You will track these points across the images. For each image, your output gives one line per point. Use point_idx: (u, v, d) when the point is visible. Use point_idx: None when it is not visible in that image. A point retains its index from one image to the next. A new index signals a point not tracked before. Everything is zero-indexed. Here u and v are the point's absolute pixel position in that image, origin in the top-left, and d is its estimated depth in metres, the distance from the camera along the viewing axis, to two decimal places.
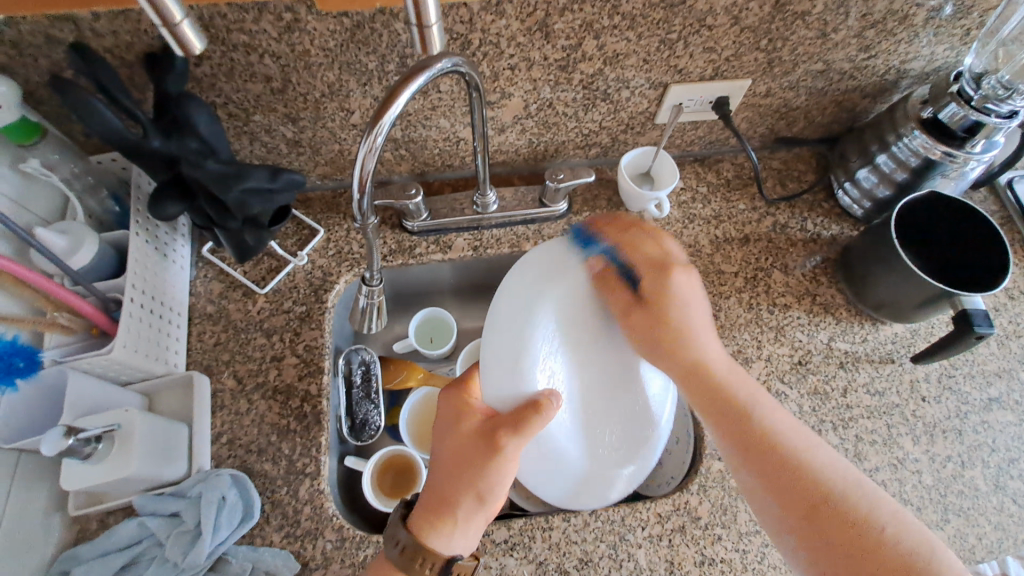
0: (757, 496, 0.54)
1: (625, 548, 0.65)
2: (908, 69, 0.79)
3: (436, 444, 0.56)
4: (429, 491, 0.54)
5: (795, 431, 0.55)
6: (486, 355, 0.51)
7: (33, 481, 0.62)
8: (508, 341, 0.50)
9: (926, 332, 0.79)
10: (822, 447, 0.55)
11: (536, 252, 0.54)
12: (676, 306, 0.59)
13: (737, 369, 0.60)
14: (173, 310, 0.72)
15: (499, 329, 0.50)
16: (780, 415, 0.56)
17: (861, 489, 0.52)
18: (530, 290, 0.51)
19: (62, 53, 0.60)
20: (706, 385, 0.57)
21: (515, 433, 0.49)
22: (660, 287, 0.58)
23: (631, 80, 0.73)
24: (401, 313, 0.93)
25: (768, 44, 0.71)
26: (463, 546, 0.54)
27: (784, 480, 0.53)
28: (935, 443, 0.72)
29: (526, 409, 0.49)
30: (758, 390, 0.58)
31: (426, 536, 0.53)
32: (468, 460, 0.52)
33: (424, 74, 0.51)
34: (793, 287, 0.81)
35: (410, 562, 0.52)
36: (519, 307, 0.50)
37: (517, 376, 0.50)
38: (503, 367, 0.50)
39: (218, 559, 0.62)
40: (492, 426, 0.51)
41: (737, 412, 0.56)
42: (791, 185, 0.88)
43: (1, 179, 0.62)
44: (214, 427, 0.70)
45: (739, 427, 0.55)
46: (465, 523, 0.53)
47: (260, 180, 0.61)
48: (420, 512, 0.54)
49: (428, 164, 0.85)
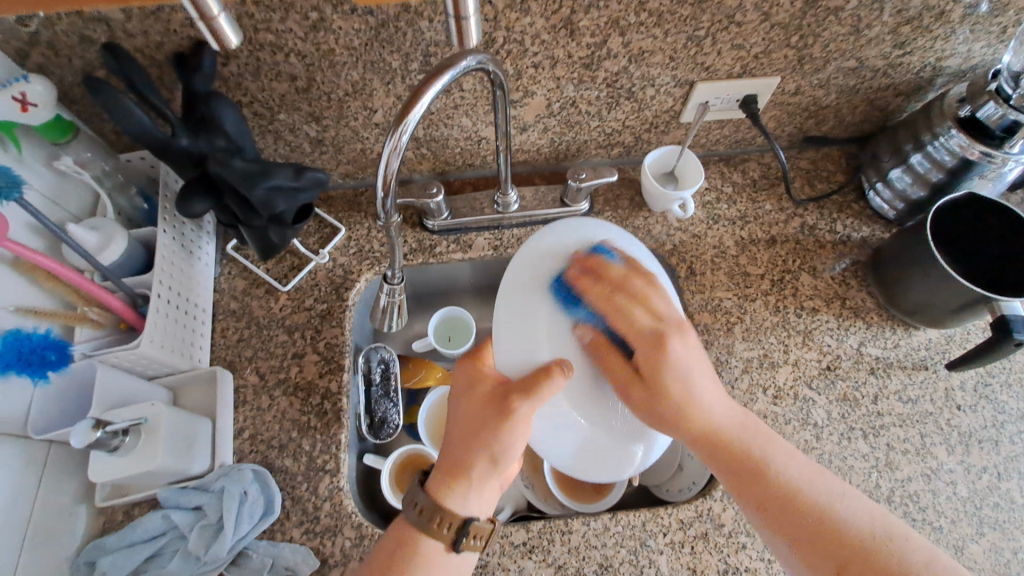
0: (785, 555, 0.51)
1: (646, 554, 0.64)
2: (944, 66, 0.76)
3: (450, 410, 0.57)
4: (445, 454, 0.55)
5: (814, 483, 0.53)
6: (498, 327, 0.55)
7: (62, 471, 0.64)
8: (516, 310, 0.54)
9: (961, 338, 0.76)
10: (847, 494, 0.52)
11: (527, 254, 0.57)
12: (677, 378, 0.55)
13: (748, 421, 0.57)
14: (198, 306, 0.73)
15: (507, 304, 0.55)
16: (798, 463, 0.54)
17: (891, 534, 0.50)
18: (531, 276, 0.55)
19: (95, 53, 0.62)
20: (717, 448, 0.55)
21: (528, 396, 0.50)
22: (657, 361, 0.54)
23: (657, 79, 0.72)
24: (421, 312, 0.93)
25: (799, 40, 0.70)
26: (478, 509, 0.54)
27: (810, 541, 0.50)
28: (971, 453, 0.70)
29: (537, 373, 0.51)
30: (772, 440, 0.56)
31: (442, 498, 0.52)
32: (482, 422, 0.53)
33: (450, 71, 0.51)
34: (821, 290, 0.78)
35: (428, 522, 0.51)
36: (525, 283, 0.55)
37: (526, 344, 0.53)
38: (513, 329, 0.54)
39: (239, 553, 0.63)
40: (506, 389, 0.53)
41: (749, 465, 0.54)
42: (820, 185, 0.86)
43: (35, 176, 0.63)
44: (236, 423, 0.71)
45: (752, 483, 0.53)
46: (481, 485, 0.53)
47: (284, 179, 0.61)
48: (436, 474, 0.54)
49: (449, 163, 0.85)
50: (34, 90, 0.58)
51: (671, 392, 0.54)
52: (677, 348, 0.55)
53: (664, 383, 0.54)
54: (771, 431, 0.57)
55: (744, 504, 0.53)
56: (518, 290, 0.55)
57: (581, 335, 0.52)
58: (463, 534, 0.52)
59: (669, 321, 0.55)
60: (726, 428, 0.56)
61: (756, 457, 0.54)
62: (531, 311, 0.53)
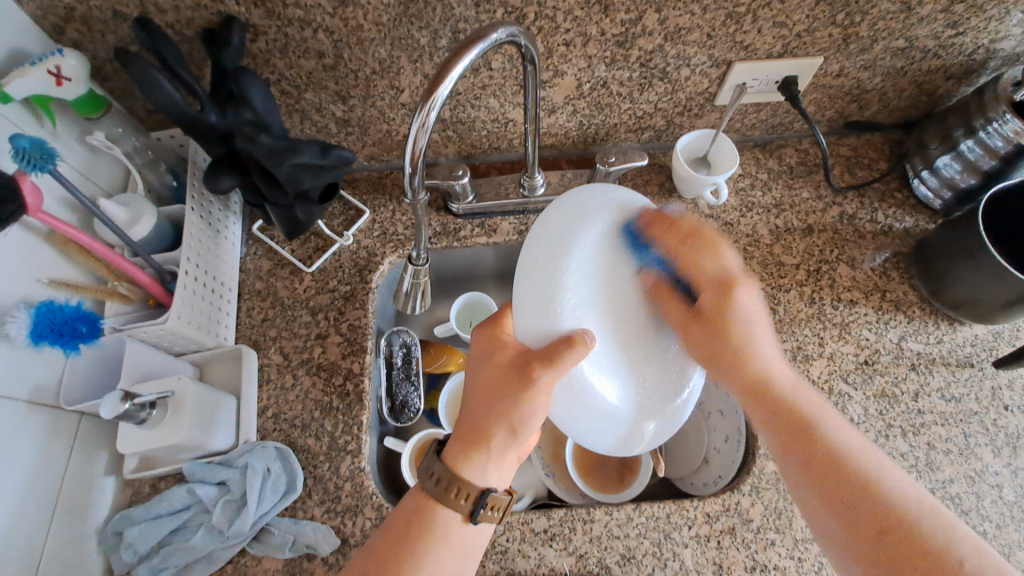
0: (816, 516, 0.50)
1: (670, 547, 0.63)
2: (998, 48, 0.72)
3: (469, 379, 0.55)
4: (463, 424, 0.53)
5: (860, 451, 0.51)
6: (518, 293, 0.48)
7: (92, 442, 0.65)
8: (542, 278, 0.47)
9: (1010, 336, 0.72)
10: (897, 470, 0.50)
11: (560, 203, 0.51)
12: (737, 325, 0.58)
13: (803, 385, 0.56)
14: (224, 285, 0.73)
15: (531, 265, 0.48)
16: (847, 432, 0.52)
17: (940, 520, 0.46)
18: (559, 231, 0.49)
19: (127, 28, 0.62)
20: (767, 399, 0.55)
21: (548, 365, 0.48)
22: (721, 309, 0.58)
23: (692, 58, 0.70)
24: (443, 296, 0.92)
25: (846, 18, 0.66)
26: (496, 479, 0.52)
27: (845, 502, 0.48)
28: (1018, 456, 0.66)
29: (558, 343, 0.47)
30: (819, 405, 0.54)
31: (460, 468, 0.51)
32: (502, 392, 0.51)
33: (481, 43, 0.49)
34: (860, 282, 0.75)
35: (445, 492, 0.50)
36: (552, 244, 0.48)
37: (545, 312, 0.47)
38: (535, 298, 0.47)
39: (262, 530, 0.63)
40: (525, 358, 0.50)
41: (793, 424, 0.53)
42: (860, 173, 0.83)
43: (70, 151, 0.65)
44: (260, 401, 0.71)
45: (796, 439, 0.52)
46: (499, 456, 0.52)
47: (311, 156, 0.61)
48: (454, 444, 0.52)
49: (475, 146, 0.83)
50: (69, 64, 0.58)
51: (728, 337, 0.58)
52: (743, 295, 0.58)
53: (726, 325, 0.58)
54: (822, 399, 0.55)
55: (779, 452, 0.53)
56: (544, 249, 0.48)
57: (644, 280, 0.56)
58: (481, 506, 0.50)
59: (738, 271, 0.59)
60: (779, 384, 0.56)
61: (805, 415, 0.53)
62: (558, 279, 0.47)
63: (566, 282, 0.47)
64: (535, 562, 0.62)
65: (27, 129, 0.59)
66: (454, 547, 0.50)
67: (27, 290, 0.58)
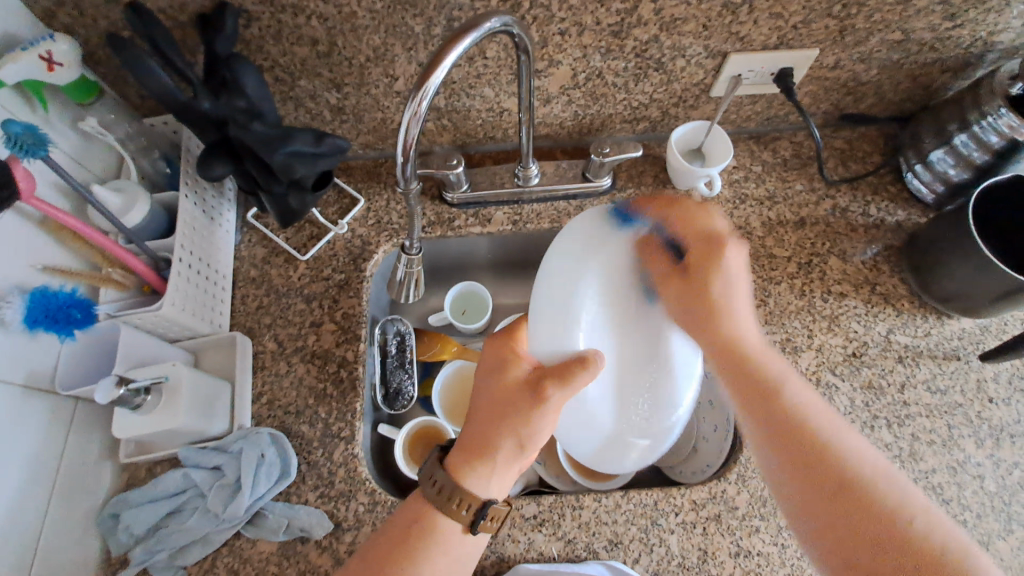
0: (764, 458, 0.52)
1: (657, 533, 0.64)
2: (997, 40, 0.72)
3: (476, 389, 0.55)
4: (467, 434, 0.53)
5: (822, 416, 0.51)
6: (535, 311, 0.52)
7: (87, 426, 0.66)
8: (552, 303, 0.50)
9: (997, 329, 0.73)
10: (853, 432, 0.50)
11: (578, 224, 0.54)
12: (721, 285, 0.56)
13: (774, 352, 0.56)
14: (219, 272, 0.73)
15: (550, 283, 0.51)
16: (812, 396, 0.52)
17: (893, 479, 0.47)
18: (575, 254, 0.52)
19: (119, 13, 0.61)
20: (735, 361, 0.54)
21: (562, 385, 0.48)
22: (709, 269, 0.56)
23: (687, 49, 0.69)
24: (438, 285, 0.92)
25: (842, 9, 0.66)
26: (497, 491, 0.53)
27: (800, 461, 0.49)
28: (1001, 447, 0.68)
29: (572, 363, 0.48)
30: (793, 377, 0.53)
31: (463, 479, 0.52)
32: (511, 405, 0.51)
33: (474, 32, 0.49)
34: (850, 275, 0.76)
35: (447, 501, 0.51)
36: (569, 266, 0.51)
37: (558, 335, 0.50)
38: (549, 319, 0.50)
39: (256, 513, 0.65)
40: (539, 374, 0.51)
41: (763, 383, 0.53)
42: (854, 166, 0.83)
43: (62, 136, 0.65)
44: (255, 387, 0.72)
45: (761, 397, 0.52)
46: (502, 468, 0.53)
47: (305, 143, 0.60)
48: (459, 453, 0.53)
49: (470, 136, 0.83)
50: (60, 49, 0.57)
51: (710, 288, 0.55)
52: (732, 255, 0.56)
53: (709, 287, 0.55)
54: (792, 368, 0.55)
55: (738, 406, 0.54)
56: (563, 267, 0.51)
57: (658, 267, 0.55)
58: (481, 517, 0.51)
59: (725, 230, 0.57)
60: (750, 343, 0.55)
61: (775, 378, 0.53)
62: (566, 299, 0.50)
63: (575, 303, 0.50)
64: (525, 546, 0.63)
65: (19, 114, 0.59)
66: (454, 554, 0.51)
67: (21, 275, 0.58)
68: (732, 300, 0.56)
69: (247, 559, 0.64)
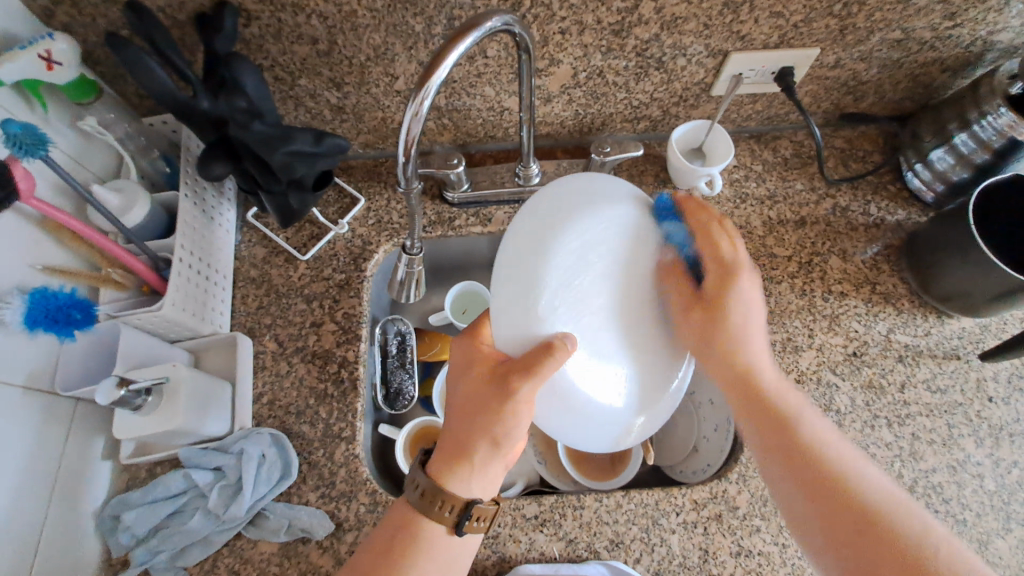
0: (784, 495, 0.51)
1: (658, 532, 0.64)
2: (998, 39, 0.72)
3: (451, 389, 0.55)
4: (447, 437, 0.53)
5: (835, 447, 0.51)
6: (499, 295, 0.50)
7: (88, 427, 0.66)
8: (517, 283, 0.49)
9: (997, 328, 0.73)
10: (869, 465, 0.50)
11: (536, 201, 0.52)
12: (738, 309, 0.55)
13: (785, 386, 0.56)
14: (219, 272, 0.73)
15: (512, 267, 0.49)
16: (823, 428, 0.53)
17: (913, 518, 0.46)
18: (538, 231, 0.50)
19: (118, 12, 0.61)
20: (749, 392, 0.55)
21: (527, 376, 0.47)
22: (722, 291, 0.55)
23: (688, 48, 0.69)
24: (438, 285, 0.92)
25: (843, 8, 0.66)
26: (482, 491, 0.53)
27: (821, 493, 0.48)
28: (1000, 446, 0.68)
29: (537, 351, 0.47)
30: (805, 409, 0.54)
31: (444, 482, 0.51)
32: (481, 404, 0.51)
33: (475, 32, 0.49)
34: (851, 274, 0.76)
35: (430, 504, 0.51)
36: (532, 244, 0.49)
37: (524, 317, 0.48)
38: (517, 302, 0.49)
39: (258, 514, 0.65)
40: (505, 367, 0.50)
41: (775, 414, 0.53)
42: (854, 166, 0.83)
43: (60, 136, 0.64)
44: (255, 388, 0.71)
45: (776, 428, 0.53)
46: (483, 468, 0.52)
47: (304, 144, 0.60)
48: (441, 455, 0.53)
49: (470, 135, 0.83)
50: (59, 48, 0.57)
51: (728, 320, 0.55)
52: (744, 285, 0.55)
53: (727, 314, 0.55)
54: (802, 397, 0.55)
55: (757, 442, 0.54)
56: (524, 247, 0.49)
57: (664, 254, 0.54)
58: (466, 517, 0.51)
59: (740, 258, 0.55)
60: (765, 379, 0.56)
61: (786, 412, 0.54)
62: (528, 280, 0.48)
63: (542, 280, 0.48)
64: (527, 547, 0.63)
65: (18, 114, 0.59)
66: (440, 556, 0.51)
67: (20, 276, 0.58)
68: (745, 321, 0.56)
69: (248, 560, 0.63)
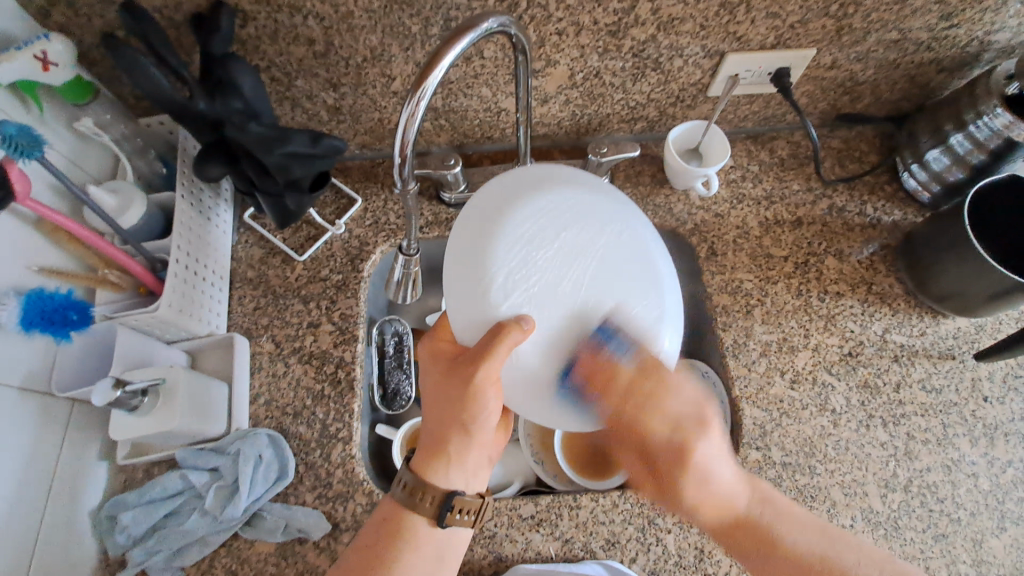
0: None
1: (654, 532, 0.64)
2: (995, 39, 0.72)
3: (422, 383, 0.56)
4: (422, 430, 0.54)
5: (817, 548, 0.53)
6: (450, 288, 0.51)
7: (84, 427, 0.66)
8: (467, 272, 0.50)
9: (992, 328, 0.74)
10: (839, 536, 0.54)
11: (485, 191, 0.53)
12: (698, 471, 0.53)
13: (755, 484, 0.56)
14: (215, 273, 0.73)
15: (461, 258, 0.50)
16: (798, 523, 0.54)
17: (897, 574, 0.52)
18: (484, 218, 0.50)
19: (113, 12, 0.60)
20: (733, 540, 0.54)
21: (480, 363, 0.47)
22: (677, 470, 0.53)
23: (685, 49, 0.69)
24: (435, 285, 0.92)
25: (839, 9, 0.66)
26: (461, 480, 0.54)
27: None
28: (995, 446, 0.68)
29: (488, 336, 0.47)
30: (772, 503, 0.55)
31: (423, 473, 0.53)
32: (447, 396, 0.52)
33: (471, 33, 0.49)
34: (847, 275, 0.76)
35: (412, 498, 0.52)
36: (477, 232, 0.50)
37: (475, 303, 0.49)
38: (467, 288, 0.50)
39: (254, 515, 0.65)
40: (462, 358, 0.51)
41: (759, 545, 0.53)
42: (851, 166, 0.83)
43: (57, 137, 0.64)
44: (252, 388, 0.71)
45: (765, 563, 0.53)
46: (457, 457, 0.53)
47: (300, 145, 0.59)
48: (419, 454, 0.54)
49: (468, 135, 0.83)
50: (55, 49, 0.57)
51: (683, 492, 0.54)
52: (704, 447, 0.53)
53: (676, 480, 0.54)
54: (768, 489, 0.56)
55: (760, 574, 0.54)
56: (472, 236, 0.50)
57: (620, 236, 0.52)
58: (444, 510, 0.52)
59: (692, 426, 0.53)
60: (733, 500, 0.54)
61: (766, 527, 0.54)
62: (476, 267, 0.49)
63: (489, 265, 0.49)
64: (523, 546, 0.64)
65: (14, 115, 0.59)
66: (425, 548, 0.52)
67: (17, 277, 0.58)
68: (714, 476, 0.54)
69: (245, 560, 0.64)
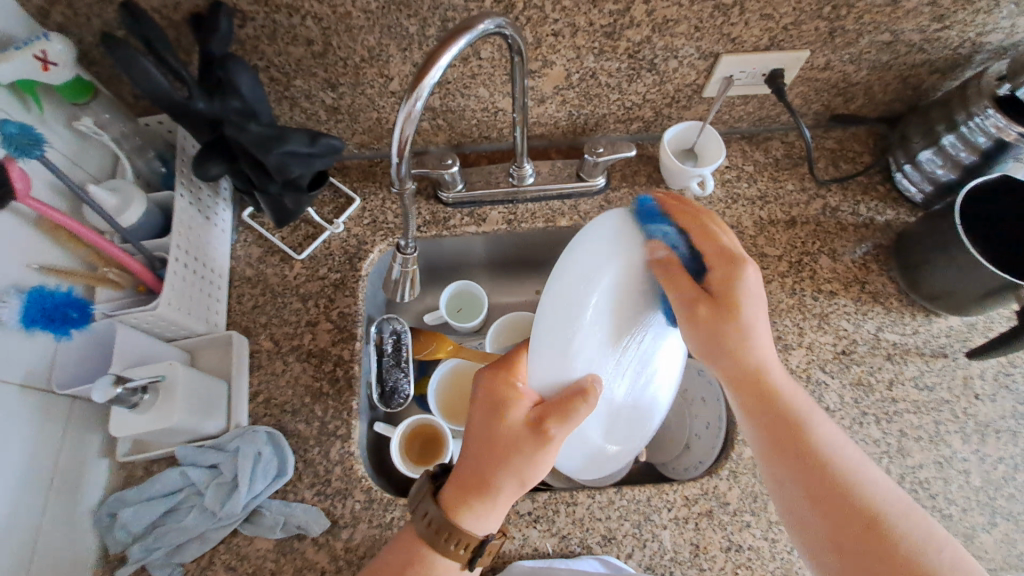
0: (792, 503, 0.52)
1: (649, 528, 0.65)
2: (986, 41, 0.73)
3: (471, 422, 0.54)
4: (464, 469, 0.52)
5: (839, 449, 0.52)
6: (538, 333, 0.50)
7: (83, 425, 0.66)
8: (560, 332, 0.49)
9: (983, 327, 0.75)
10: (868, 464, 0.52)
11: (590, 236, 0.52)
12: (745, 311, 0.55)
13: (797, 387, 0.56)
14: (214, 272, 0.74)
15: (560, 308, 0.50)
16: (827, 427, 0.54)
17: (910, 522, 0.48)
18: (586, 274, 0.50)
19: (112, 12, 0.61)
20: (756, 394, 0.55)
21: (562, 421, 0.49)
22: (728, 292, 0.55)
23: (680, 50, 0.70)
24: (434, 284, 0.93)
25: (832, 11, 0.67)
26: (496, 527, 0.52)
27: (820, 492, 0.50)
28: (986, 443, 0.69)
29: (572, 395, 0.49)
30: (812, 405, 0.55)
31: (460, 517, 0.51)
32: (510, 444, 0.51)
33: (467, 34, 0.50)
34: (840, 274, 0.77)
35: (439, 538, 0.50)
36: (578, 290, 0.50)
37: (562, 359, 0.50)
38: (555, 346, 0.50)
39: (253, 511, 0.65)
40: (536, 411, 0.51)
41: (788, 420, 0.53)
42: (844, 166, 0.84)
43: (56, 136, 0.65)
44: (251, 386, 0.72)
45: (781, 433, 0.53)
46: (501, 506, 0.52)
47: (299, 144, 0.59)
48: (453, 493, 0.52)
49: (465, 135, 0.84)
50: (55, 49, 0.58)
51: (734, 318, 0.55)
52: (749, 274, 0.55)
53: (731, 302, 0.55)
54: (812, 395, 0.56)
55: (760, 439, 0.54)
56: (577, 288, 0.50)
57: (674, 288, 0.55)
58: (478, 556, 0.51)
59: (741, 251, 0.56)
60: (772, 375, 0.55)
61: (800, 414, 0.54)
62: (574, 324, 0.50)
63: (581, 328, 0.50)
64: (519, 543, 0.64)
65: (14, 115, 0.59)
66: None
67: (17, 275, 0.58)
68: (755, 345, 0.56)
69: (244, 556, 0.64)
